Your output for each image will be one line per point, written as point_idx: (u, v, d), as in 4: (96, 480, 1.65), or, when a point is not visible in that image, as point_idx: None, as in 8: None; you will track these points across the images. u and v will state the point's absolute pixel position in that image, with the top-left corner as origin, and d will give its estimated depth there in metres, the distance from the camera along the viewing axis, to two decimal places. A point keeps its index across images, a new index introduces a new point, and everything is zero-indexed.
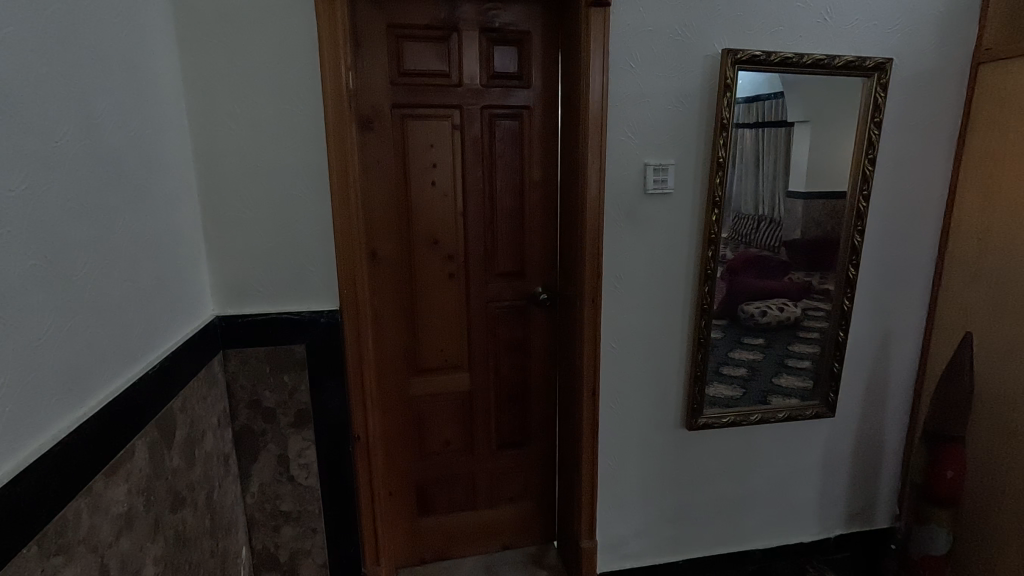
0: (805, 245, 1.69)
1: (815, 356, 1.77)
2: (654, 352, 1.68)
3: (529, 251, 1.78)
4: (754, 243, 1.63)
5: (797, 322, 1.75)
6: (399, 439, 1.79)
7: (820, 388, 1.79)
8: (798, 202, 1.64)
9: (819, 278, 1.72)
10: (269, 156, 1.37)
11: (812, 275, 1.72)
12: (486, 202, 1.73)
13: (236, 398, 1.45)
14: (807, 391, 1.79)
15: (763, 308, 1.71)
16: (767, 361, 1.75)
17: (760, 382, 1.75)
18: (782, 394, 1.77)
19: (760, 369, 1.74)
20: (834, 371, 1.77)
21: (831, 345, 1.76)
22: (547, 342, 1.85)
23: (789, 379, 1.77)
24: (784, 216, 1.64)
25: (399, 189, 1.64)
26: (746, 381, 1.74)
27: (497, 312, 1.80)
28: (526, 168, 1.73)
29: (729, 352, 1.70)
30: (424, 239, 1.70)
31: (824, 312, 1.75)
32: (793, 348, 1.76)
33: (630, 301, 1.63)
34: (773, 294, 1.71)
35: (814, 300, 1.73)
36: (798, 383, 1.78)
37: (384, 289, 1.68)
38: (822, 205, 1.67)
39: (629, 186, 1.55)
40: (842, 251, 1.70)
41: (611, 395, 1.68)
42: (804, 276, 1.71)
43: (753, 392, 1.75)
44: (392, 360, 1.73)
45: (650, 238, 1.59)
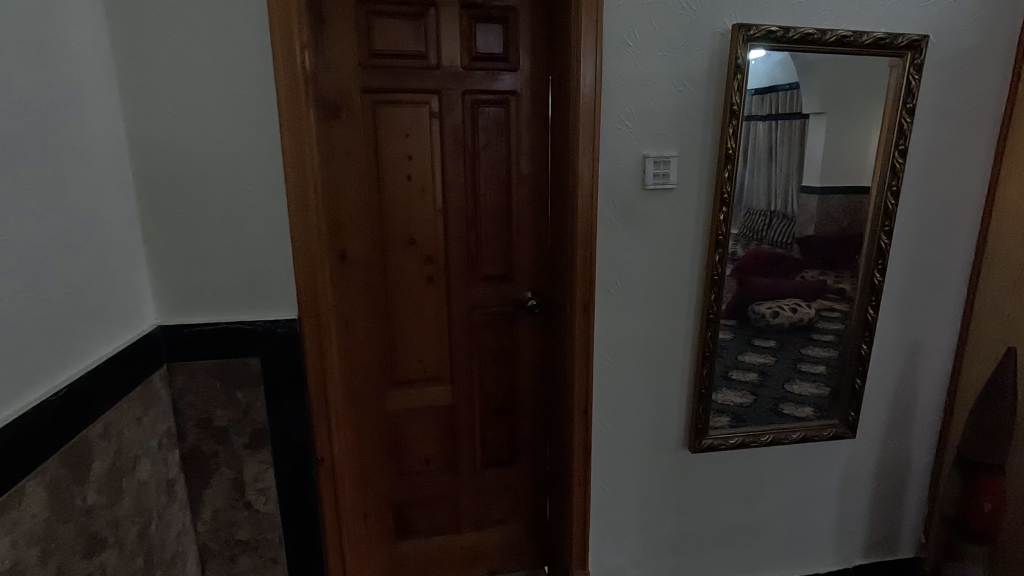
0: (821, 241, 1.51)
1: (831, 362, 1.59)
2: (653, 366, 1.51)
3: (517, 253, 1.62)
4: (766, 240, 1.45)
5: (811, 325, 1.57)
6: (374, 457, 1.64)
7: (839, 404, 1.61)
8: (813, 197, 1.47)
9: (834, 276, 1.54)
10: (215, 145, 1.21)
11: (828, 274, 1.54)
12: (468, 198, 1.56)
13: (183, 416, 1.30)
14: (823, 409, 1.62)
15: (775, 308, 1.53)
16: (778, 366, 1.57)
17: (769, 391, 1.57)
18: (795, 402, 1.60)
19: (771, 376, 1.57)
20: (855, 387, 1.59)
21: (852, 358, 1.58)
22: (536, 352, 1.69)
23: (803, 386, 1.60)
24: (799, 212, 1.46)
25: (370, 183, 1.48)
26: (757, 389, 1.56)
27: (481, 319, 1.64)
28: (512, 161, 1.56)
29: (737, 356, 1.53)
30: (400, 239, 1.54)
31: (844, 322, 1.57)
32: (807, 352, 1.58)
33: (627, 310, 1.46)
34: (787, 292, 1.53)
35: (829, 299, 1.55)
36: (813, 392, 1.60)
37: (355, 294, 1.53)
38: (841, 200, 1.49)
39: (627, 180, 1.38)
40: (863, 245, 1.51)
41: (606, 413, 1.51)
42: (819, 274, 1.54)
43: (761, 406, 1.58)
44: (365, 371, 1.58)
45: (650, 239, 1.42)
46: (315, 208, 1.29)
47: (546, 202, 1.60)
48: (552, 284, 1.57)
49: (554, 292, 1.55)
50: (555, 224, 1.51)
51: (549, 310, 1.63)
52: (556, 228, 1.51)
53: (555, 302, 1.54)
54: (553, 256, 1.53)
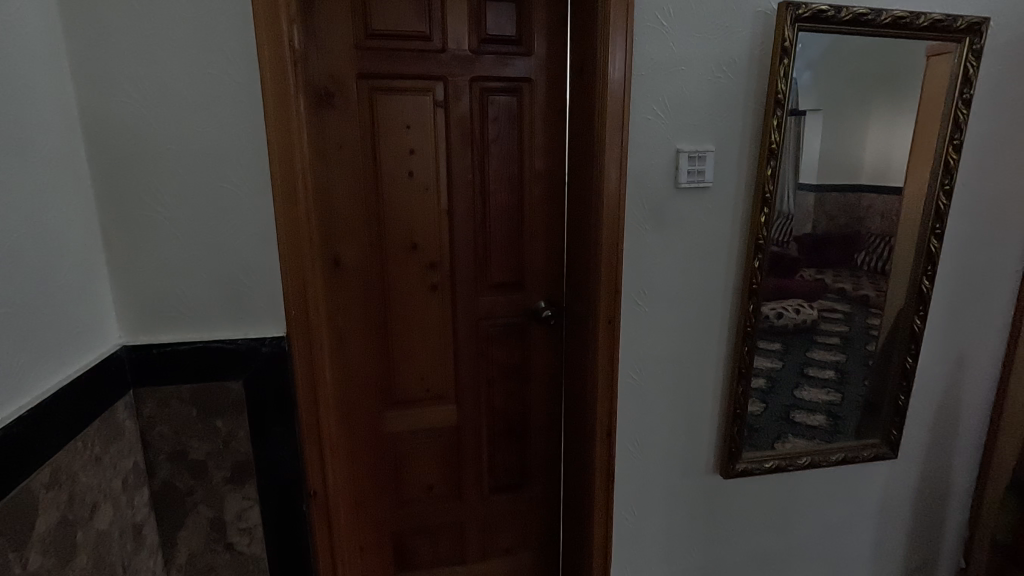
0: (815, 239, 1.34)
1: (839, 365, 1.45)
2: (682, 383, 1.36)
3: (530, 258, 1.46)
4: (765, 237, 1.26)
5: (814, 326, 1.40)
6: (371, 484, 1.48)
7: (853, 416, 1.48)
8: (809, 195, 1.30)
9: (833, 274, 1.38)
10: (188, 136, 1.04)
11: (825, 272, 1.38)
12: (477, 199, 1.40)
13: (153, 450, 1.13)
14: (860, 425, 1.49)
15: (778, 309, 1.35)
16: (786, 371, 1.40)
17: (778, 399, 1.41)
18: (806, 410, 1.44)
19: (778, 381, 1.40)
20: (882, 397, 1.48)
21: (897, 371, 1.45)
22: (549, 366, 1.54)
23: (812, 392, 1.44)
24: (794, 209, 1.29)
25: (369, 181, 1.32)
26: (766, 396, 1.40)
27: (490, 331, 1.48)
28: (524, 157, 1.41)
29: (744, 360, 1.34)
30: (401, 243, 1.38)
31: (871, 329, 1.44)
32: (812, 356, 1.42)
33: (658, 323, 1.31)
34: (788, 292, 1.35)
35: (829, 300, 1.40)
36: (821, 398, 1.45)
37: (352, 304, 1.37)
38: (838, 198, 1.33)
39: (657, 178, 1.23)
40: (866, 239, 1.38)
41: (630, 436, 1.37)
42: (816, 273, 1.37)
43: (768, 422, 1.42)
44: (362, 390, 1.42)
45: (682, 244, 1.27)
46: (308, 210, 1.13)
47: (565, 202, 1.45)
48: (571, 292, 1.42)
49: (572, 301, 1.40)
50: (575, 226, 1.36)
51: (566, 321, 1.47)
52: (575, 231, 1.36)
53: (574, 313, 1.39)
54: (573, 261, 1.38)
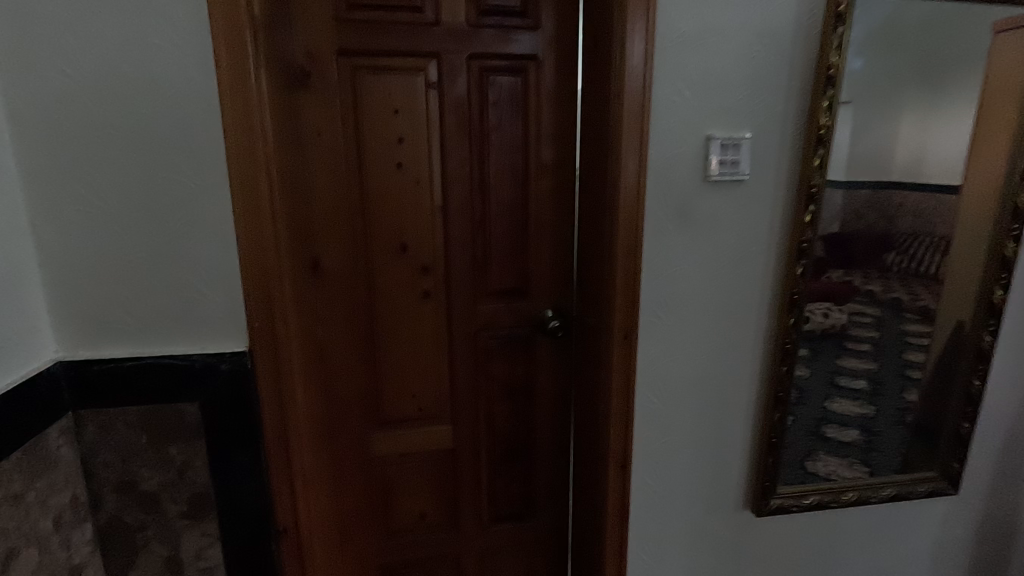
0: (844, 239, 1.12)
1: (873, 372, 1.23)
2: (709, 407, 1.18)
3: (536, 261, 1.29)
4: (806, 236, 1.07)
5: (845, 330, 1.18)
6: (357, 513, 1.33)
7: (888, 433, 1.27)
8: (836, 194, 1.09)
9: (863, 275, 1.16)
10: (130, 118, 0.89)
11: (854, 273, 1.15)
12: (476, 194, 1.24)
13: (97, 480, 0.98)
14: (907, 451, 1.29)
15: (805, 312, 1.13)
16: (814, 381, 1.19)
17: (806, 412, 1.20)
18: (838, 424, 1.23)
19: (806, 393, 1.19)
20: (916, 407, 1.27)
21: (937, 372, 1.26)
22: (557, 382, 1.37)
23: (844, 404, 1.22)
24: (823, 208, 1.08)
25: (352, 173, 1.16)
26: (793, 411, 1.19)
27: (490, 344, 1.32)
28: (529, 147, 1.24)
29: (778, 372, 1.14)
30: (389, 244, 1.21)
31: (908, 330, 1.23)
32: (843, 363, 1.20)
33: (682, 339, 1.13)
34: (818, 296, 1.14)
35: (859, 303, 1.17)
36: (855, 411, 1.24)
37: (334, 314, 1.21)
38: (869, 195, 1.11)
39: (683, 169, 1.04)
40: (895, 238, 1.16)
41: (648, 467, 1.19)
42: (843, 275, 1.14)
43: (797, 445, 1.21)
44: (345, 409, 1.26)
45: (712, 247, 1.09)
46: (276, 207, 0.98)
47: (576, 198, 1.27)
48: (581, 301, 1.25)
49: (584, 311, 1.23)
50: (587, 225, 1.18)
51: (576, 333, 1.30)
52: (587, 231, 1.19)
53: (585, 324, 1.22)
54: (585, 266, 1.21)
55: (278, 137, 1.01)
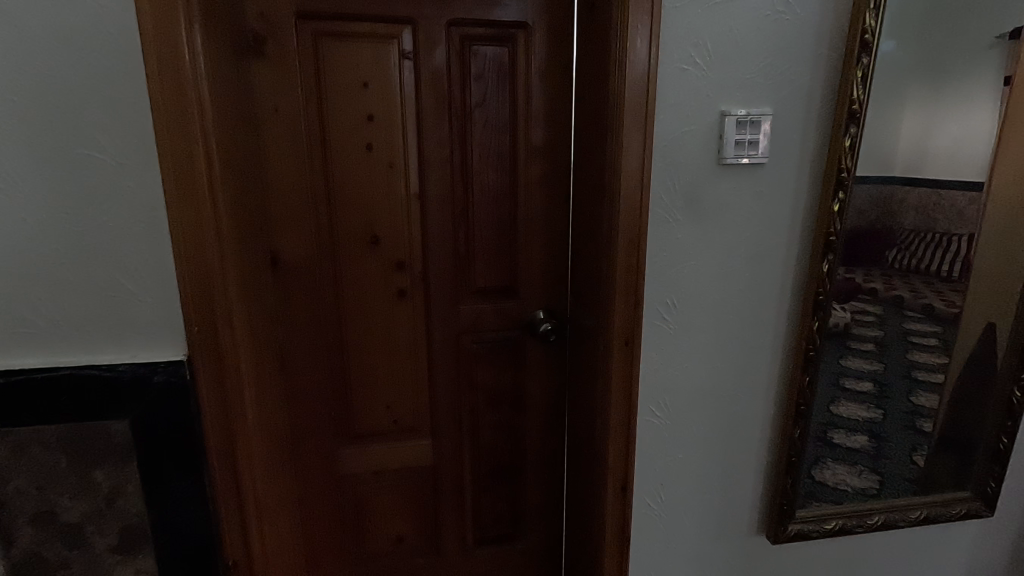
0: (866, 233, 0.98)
1: (880, 373, 1.07)
2: (720, 422, 1.05)
3: (525, 257, 1.16)
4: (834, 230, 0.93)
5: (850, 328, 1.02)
6: (326, 536, 1.19)
7: (896, 438, 1.12)
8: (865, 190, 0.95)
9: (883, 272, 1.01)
10: (35, 84, 0.74)
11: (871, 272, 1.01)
12: (457, 181, 1.10)
13: (9, 511, 0.84)
14: (924, 458, 1.14)
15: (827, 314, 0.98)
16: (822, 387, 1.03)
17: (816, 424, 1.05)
18: (845, 432, 1.08)
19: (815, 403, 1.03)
20: (930, 408, 1.12)
21: (956, 367, 1.11)
22: (549, 391, 1.23)
23: (851, 409, 1.07)
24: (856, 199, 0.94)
25: (315, 156, 1.02)
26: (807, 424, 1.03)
27: (473, 349, 1.18)
28: (516, 127, 1.10)
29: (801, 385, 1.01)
30: (358, 236, 1.07)
31: (917, 323, 1.07)
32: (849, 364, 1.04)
33: (691, 345, 0.99)
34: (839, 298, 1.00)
35: (872, 303, 1.02)
36: (862, 416, 1.08)
37: (298, 316, 1.08)
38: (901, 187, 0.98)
39: (694, 151, 0.90)
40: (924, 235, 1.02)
41: (650, 489, 1.06)
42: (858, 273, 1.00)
43: (815, 462, 1.07)
44: (311, 421, 1.13)
45: (724, 240, 0.95)
46: (220, 191, 0.84)
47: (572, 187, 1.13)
48: (576, 300, 1.11)
49: (579, 312, 1.08)
50: (582, 217, 1.04)
51: (571, 337, 1.16)
52: (581, 223, 1.05)
53: (580, 328, 1.08)
54: (579, 263, 1.07)
55: (222, 110, 0.86)
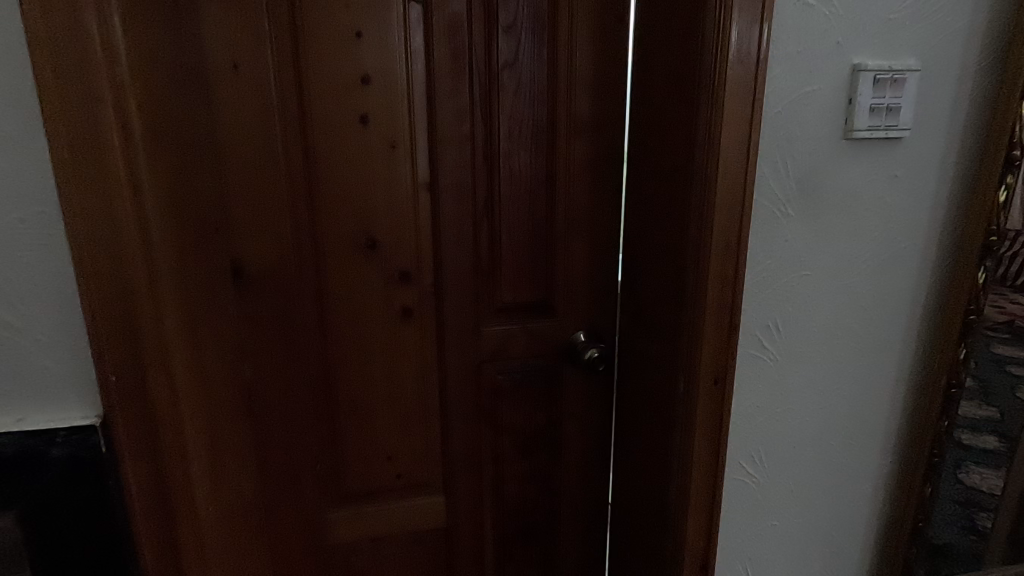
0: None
1: None
2: (827, 479, 0.81)
3: (564, 262, 0.90)
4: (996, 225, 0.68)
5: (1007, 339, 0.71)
6: None
7: None
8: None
9: None
10: None
11: None
12: (478, 167, 0.84)
13: None
14: (971, 465, 0.77)
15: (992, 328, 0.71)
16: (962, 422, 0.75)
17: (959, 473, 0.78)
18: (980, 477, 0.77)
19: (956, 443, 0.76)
20: None
21: None
22: (591, 432, 0.98)
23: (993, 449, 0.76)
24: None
25: (291, 132, 0.76)
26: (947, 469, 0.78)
27: (497, 382, 0.93)
28: (556, 94, 0.84)
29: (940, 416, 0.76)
30: (350, 240, 0.81)
31: None
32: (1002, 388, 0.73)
33: (795, 382, 0.75)
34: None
35: None
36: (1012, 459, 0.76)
37: (271, 345, 0.82)
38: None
39: (815, 121, 0.66)
40: None
41: (735, 566, 0.81)
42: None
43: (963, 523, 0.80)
44: (291, 478, 0.87)
45: (845, 243, 0.71)
46: (152, 176, 0.57)
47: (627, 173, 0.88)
48: (635, 321, 0.86)
49: (643, 335, 0.83)
50: (648, 213, 0.79)
51: (625, 366, 0.91)
52: (647, 221, 0.80)
53: (645, 357, 0.83)
54: (641, 272, 0.83)
55: (152, 57, 0.59)
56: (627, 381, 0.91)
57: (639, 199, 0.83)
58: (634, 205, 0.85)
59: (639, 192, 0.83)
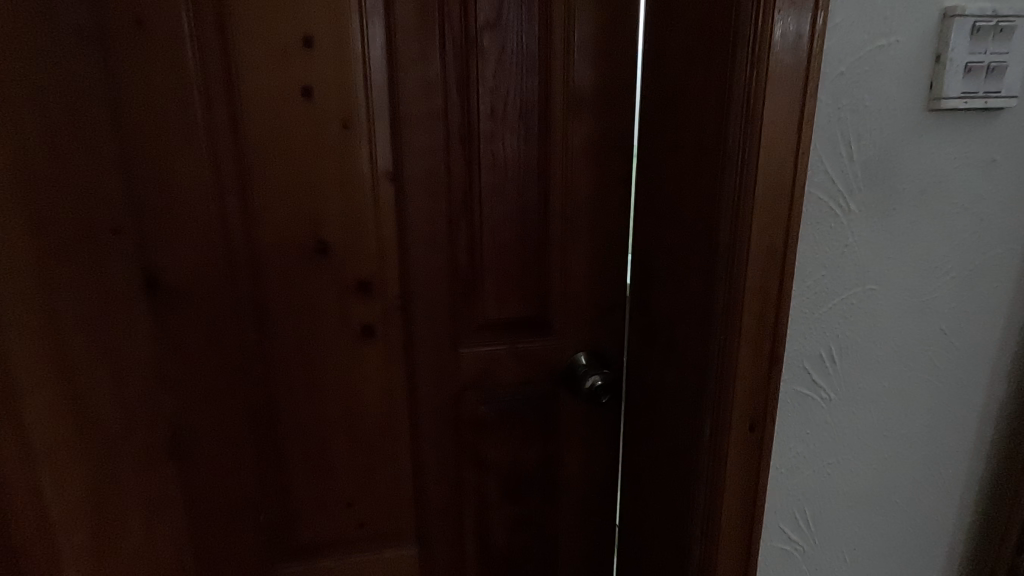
0: None
1: None
2: (889, 547, 0.64)
3: (561, 270, 0.74)
4: None
5: None
6: None
7: None
8: None
9: None
10: None
11: None
12: (453, 153, 0.68)
13: None
14: None
15: None
16: None
17: None
18: None
19: None
20: None
21: None
22: (594, 472, 0.82)
23: None
24: None
25: (216, 109, 0.61)
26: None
27: (479, 414, 0.77)
28: (549, 63, 0.68)
29: None
30: (294, 243, 0.66)
31: None
32: None
33: (854, 427, 0.58)
34: None
35: None
36: None
37: (199, 372, 0.67)
38: None
39: (890, 86, 0.49)
40: None
41: None
42: None
43: None
44: (228, 529, 0.72)
45: (923, 249, 0.54)
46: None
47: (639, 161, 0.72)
48: (648, 342, 0.70)
49: (657, 361, 0.67)
50: (665, 210, 0.63)
51: (635, 396, 0.75)
52: (663, 220, 0.64)
53: (660, 389, 0.67)
54: (655, 283, 0.67)
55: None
56: (638, 415, 0.75)
57: (654, 193, 0.67)
58: (648, 200, 0.69)
59: (654, 184, 0.66)
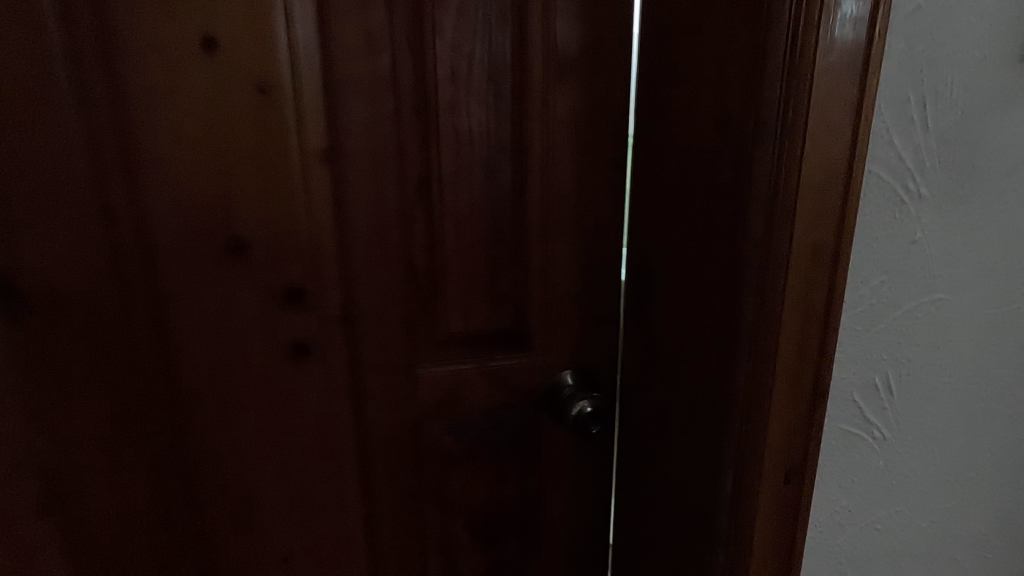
0: None
1: None
2: None
3: (541, 274, 0.61)
4: None
5: None
6: None
7: None
8: None
9: None
10: None
11: None
12: (404, 129, 0.54)
13: None
14: None
15: None
16: None
17: None
18: None
19: None
20: None
21: None
22: (583, 512, 0.69)
23: None
24: None
25: (89, 71, 0.47)
26: None
27: (444, 448, 0.64)
28: (525, 16, 0.54)
29: None
30: (201, 243, 0.52)
31: None
32: None
33: (910, 472, 0.46)
34: None
35: None
36: None
37: (81, 404, 0.53)
38: None
39: (979, 28, 0.37)
40: None
41: None
42: None
43: None
44: None
45: (1007, 246, 0.42)
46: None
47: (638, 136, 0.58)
48: (649, 358, 0.57)
49: (660, 384, 0.54)
50: (672, 196, 0.50)
51: (634, 423, 0.62)
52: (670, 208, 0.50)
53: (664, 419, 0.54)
54: (659, 288, 0.53)
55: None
56: (637, 446, 0.61)
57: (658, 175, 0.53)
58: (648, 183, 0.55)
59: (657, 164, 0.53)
